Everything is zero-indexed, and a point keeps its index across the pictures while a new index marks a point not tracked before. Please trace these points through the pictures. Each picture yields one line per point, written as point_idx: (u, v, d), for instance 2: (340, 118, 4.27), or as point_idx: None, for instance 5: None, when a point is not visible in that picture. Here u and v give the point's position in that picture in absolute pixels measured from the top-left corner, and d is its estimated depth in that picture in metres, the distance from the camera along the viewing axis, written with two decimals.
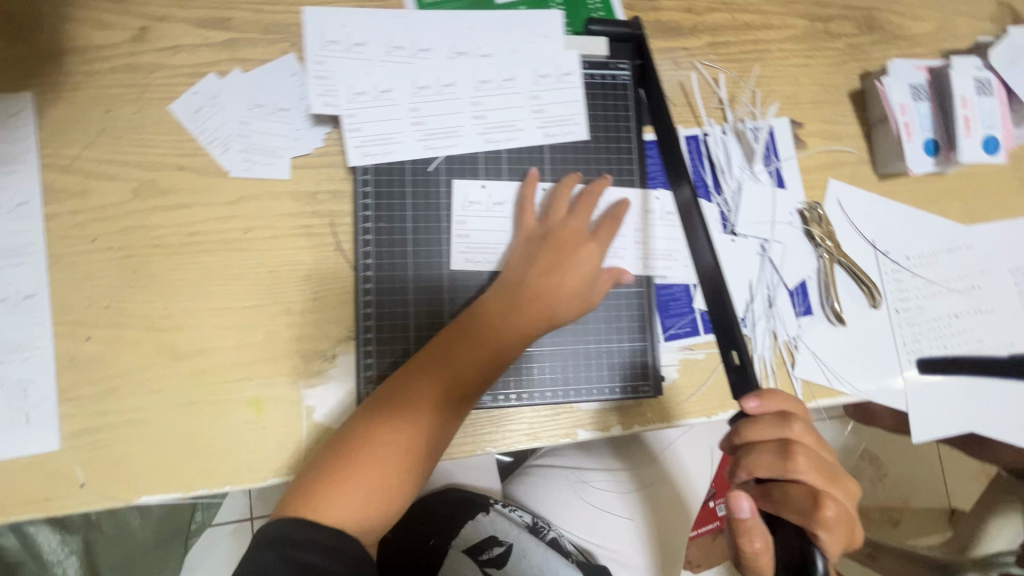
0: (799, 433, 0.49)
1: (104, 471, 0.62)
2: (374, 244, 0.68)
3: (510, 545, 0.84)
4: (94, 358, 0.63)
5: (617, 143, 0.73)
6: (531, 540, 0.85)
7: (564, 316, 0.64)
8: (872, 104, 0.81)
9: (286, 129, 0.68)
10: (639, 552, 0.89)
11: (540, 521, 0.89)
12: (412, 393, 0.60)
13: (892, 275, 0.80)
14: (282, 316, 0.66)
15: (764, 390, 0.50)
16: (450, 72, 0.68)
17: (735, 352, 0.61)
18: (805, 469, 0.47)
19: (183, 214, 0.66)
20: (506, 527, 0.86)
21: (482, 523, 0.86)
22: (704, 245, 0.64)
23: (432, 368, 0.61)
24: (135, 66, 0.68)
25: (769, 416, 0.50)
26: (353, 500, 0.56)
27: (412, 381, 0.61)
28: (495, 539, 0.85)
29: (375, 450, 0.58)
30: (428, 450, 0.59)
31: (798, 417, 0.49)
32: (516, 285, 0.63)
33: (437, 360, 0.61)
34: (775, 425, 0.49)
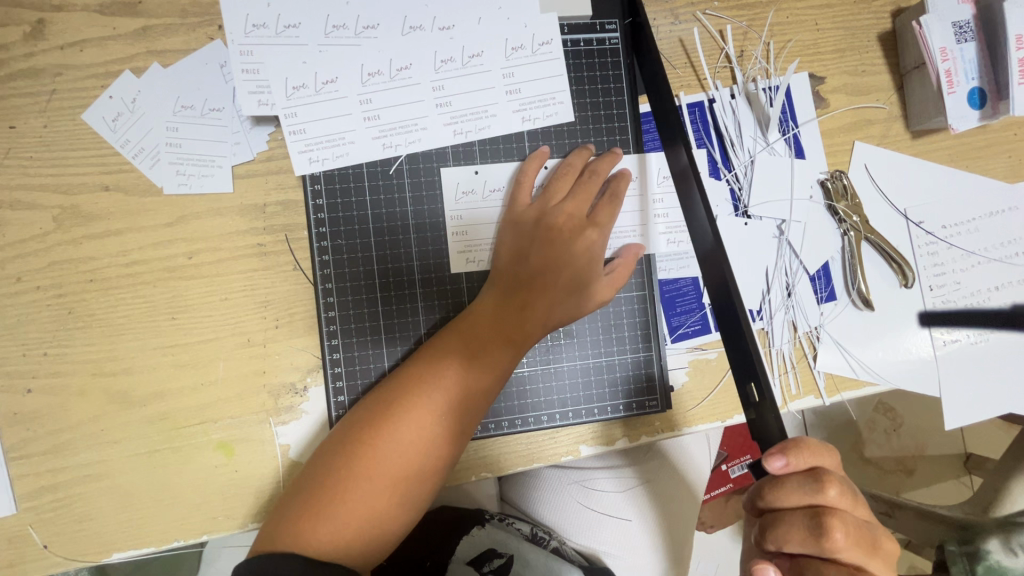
0: (834, 498, 0.45)
1: (67, 532, 0.56)
2: (335, 264, 0.60)
3: (510, 556, 0.78)
4: (38, 412, 0.57)
5: (608, 121, 0.63)
6: (533, 548, 0.79)
7: (563, 314, 0.58)
8: (906, 48, 0.69)
9: (222, 133, 0.59)
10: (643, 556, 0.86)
11: (541, 530, 0.83)
12: (404, 403, 0.53)
13: (925, 247, 0.71)
14: (241, 349, 0.59)
15: (789, 448, 0.45)
16: (404, 53, 0.59)
17: (753, 386, 0.50)
18: (842, 544, 0.44)
19: (116, 242, 0.58)
20: (505, 537, 0.80)
21: (478, 536, 0.80)
22: (703, 216, 0.53)
23: (424, 374, 0.54)
24: (35, 70, 0.57)
25: (798, 477, 0.46)
26: (338, 529, 0.48)
27: (402, 390, 0.53)
28: (494, 551, 0.79)
29: (368, 470, 0.50)
30: (430, 467, 0.52)
31: (832, 482, 0.45)
32: (511, 280, 0.57)
33: (430, 365, 0.54)
34: (806, 491, 0.45)
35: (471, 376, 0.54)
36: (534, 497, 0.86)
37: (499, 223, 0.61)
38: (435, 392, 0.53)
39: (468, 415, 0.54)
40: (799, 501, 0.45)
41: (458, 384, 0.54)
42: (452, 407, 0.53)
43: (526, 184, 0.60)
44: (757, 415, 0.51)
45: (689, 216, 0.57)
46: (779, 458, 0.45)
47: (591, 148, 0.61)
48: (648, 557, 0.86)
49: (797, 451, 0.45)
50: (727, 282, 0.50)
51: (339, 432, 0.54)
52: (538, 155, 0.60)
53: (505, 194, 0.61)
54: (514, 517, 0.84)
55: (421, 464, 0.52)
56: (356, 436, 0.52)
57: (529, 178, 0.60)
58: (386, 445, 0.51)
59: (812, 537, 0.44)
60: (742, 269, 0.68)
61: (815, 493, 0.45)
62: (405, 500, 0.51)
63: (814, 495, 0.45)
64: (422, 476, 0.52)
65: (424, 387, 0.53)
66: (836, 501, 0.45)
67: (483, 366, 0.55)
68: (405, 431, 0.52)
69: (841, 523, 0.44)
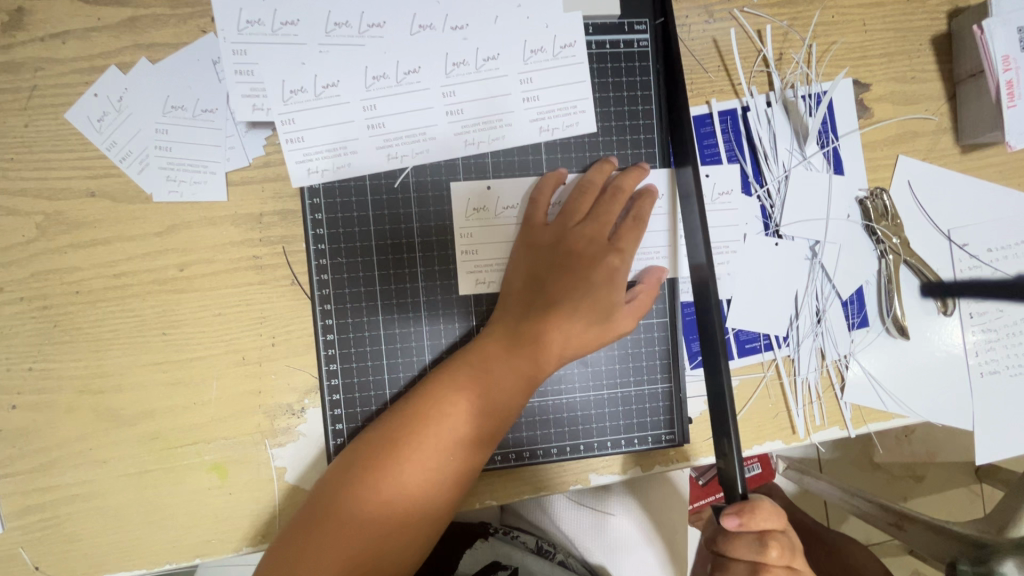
0: (773, 559, 0.48)
1: (56, 552, 0.55)
2: (334, 284, 0.56)
3: (515, 569, 0.73)
4: (24, 429, 0.54)
5: (633, 133, 0.58)
6: (538, 560, 0.74)
7: (582, 346, 0.54)
8: (963, 53, 0.63)
9: (215, 137, 0.54)
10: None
11: (545, 543, 0.78)
12: (408, 441, 0.50)
13: (967, 272, 0.65)
14: (236, 368, 0.56)
15: (744, 511, 0.47)
16: (413, 55, 0.54)
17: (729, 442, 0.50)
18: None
19: (104, 252, 0.54)
20: (510, 550, 0.75)
21: (481, 549, 0.75)
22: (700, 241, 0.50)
23: (430, 410, 0.51)
24: (15, 64, 0.53)
25: (748, 535, 0.49)
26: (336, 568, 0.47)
27: (407, 426, 0.51)
28: (498, 564, 0.74)
29: (369, 511, 0.48)
30: (434, 509, 0.50)
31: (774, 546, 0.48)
32: (526, 308, 0.54)
33: (436, 400, 0.51)
34: (751, 548, 0.49)
35: (480, 412, 0.51)
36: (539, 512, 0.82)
37: (514, 245, 0.57)
38: (441, 430, 0.50)
39: (475, 454, 0.51)
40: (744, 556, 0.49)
41: (465, 421, 0.51)
42: (459, 445, 0.51)
43: (542, 202, 0.55)
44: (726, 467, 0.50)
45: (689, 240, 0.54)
46: (732, 518, 0.47)
47: (614, 162, 0.57)
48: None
49: (750, 518, 0.47)
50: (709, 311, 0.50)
51: (339, 466, 0.51)
52: (555, 174, 0.56)
53: (519, 212, 0.57)
54: (519, 531, 0.80)
55: (424, 506, 0.49)
56: (356, 473, 0.49)
57: (545, 196, 0.55)
58: (388, 485, 0.49)
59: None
60: (770, 292, 0.63)
61: (758, 553, 0.48)
62: (407, 543, 0.49)
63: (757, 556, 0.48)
64: (426, 517, 0.50)
65: (430, 424, 0.50)
66: (775, 561, 0.48)
67: (492, 402, 0.52)
68: (409, 471, 0.49)
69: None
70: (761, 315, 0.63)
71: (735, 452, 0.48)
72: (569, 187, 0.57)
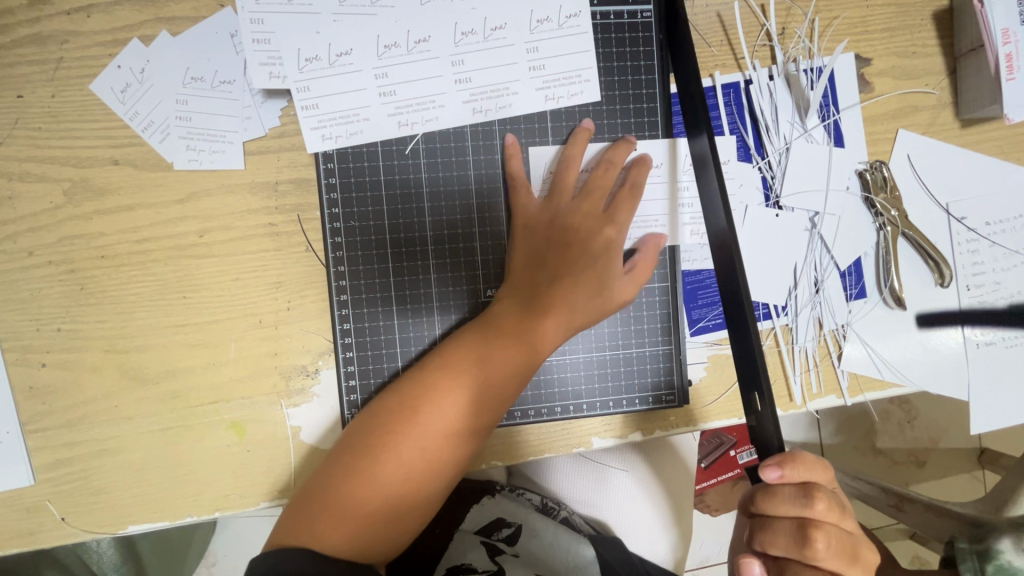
0: (820, 512, 0.46)
1: (85, 504, 0.57)
2: (347, 247, 0.58)
3: (519, 526, 0.76)
4: (53, 387, 0.57)
5: (637, 103, 0.60)
6: (542, 518, 0.76)
7: (585, 316, 0.56)
8: (964, 27, 0.64)
9: (233, 107, 0.57)
10: (659, 531, 0.83)
11: (550, 501, 0.81)
12: (424, 407, 0.53)
13: (965, 244, 0.67)
14: (253, 330, 0.58)
15: (785, 461, 0.46)
16: (422, 24, 0.56)
17: (755, 395, 0.49)
18: (824, 555, 0.45)
19: (127, 219, 0.57)
20: (514, 508, 0.77)
21: (488, 506, 0.78)
22: (718, 202, 0.51)
23: (443, 378, 0.53)
24: (42, 36, 0.55)
25: (790, 487, 0.47)
26: (350, 525, 0.49)
27: (421, 395, 0.53)
28: (503, 520, 0.76)
29: (387, 474, 0.51)
30: (448, 471, 0.53)
31: (820, 497, 0.46)
32: (531, 280, 0.56)
33: (449, 370, 0.54)
34: (795, 502, 0.46)
35: (492, 381, 0.54)
36: (548, 478, 0.83)
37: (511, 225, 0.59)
38: (455, 399, 0.53)
39: (487, 421, 0.54)
40: (787, 511, 0.47)
41: (478, 390, 0.53)
42: (472, 411, 0.53)
43: (527, 183, 0.58)
44: (757, 423, 0.49)
45: (703, 200, 0.54)
46: (773, 469, 0.46)
47: (590, 127, 0.58)
48: (659, 534, 0.83)
49: (791, 467, 0.46)
50: (732, 270, 0.49)
51: (352, 431, 0.54)
52: (519, 153, 0.58)
53: (502, 185, 0.59)
54: (525, 489, 0.82)
55: (439, 468, 0.52)
56: (374, 439, 0.52)
57: (528, 177, 0.58)
58: (407, 448, 0.51)
59: (797, 546, 0.46)
60: (770, 263, 0.65)
61: (802, 506, 0.46)
62: (421, 503, 0.52)
63: (787, 498, 0.47)
64: (437, 477, 0.52)
65: (446, 392, 0.53)
66: (822, 515, 0.46)
67: (504, 371, 0.54)
68: (427, 436, 0.52)
69: (823, 537, 0.45)
70: (761, 285, 0.65)
71: (769, 410, 0.46)
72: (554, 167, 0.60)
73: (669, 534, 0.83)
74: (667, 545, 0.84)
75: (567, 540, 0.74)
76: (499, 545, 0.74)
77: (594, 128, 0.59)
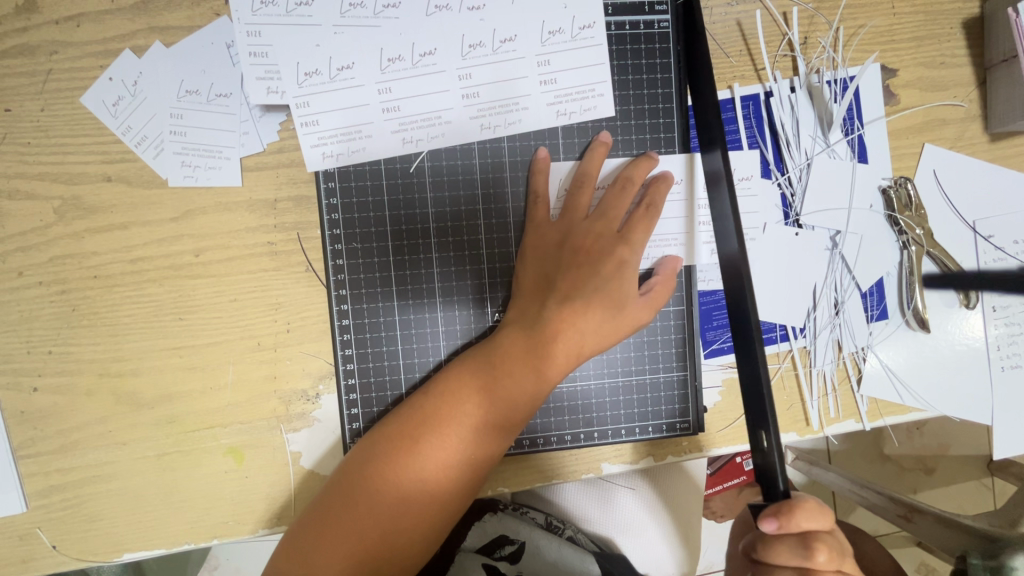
0: (822, 564, 0.45)
1: (78, 531, 0.56)
2: (349, 269, 0.56)
3: (522, 543, 0.73)
4: (45, 411, 0.55)
5: (652, 117, 0.57)
6: (546, 536, 0.74)
7: (598, 339, 0.53)
8: (996, 37, 0.61)
9: (230, 121, 0.54)
10: (667, 553, 0.81)
11: (555, 520, 0.78)
12: (427, 436, 0.51)
13: (991, 264, 0.64)
14: (252, 353, 0.56)
15: (780, 513, 0.44)
16: (428, 36, 0.53)
17: (763, 433, 0.47)
18: None
19: (120, 237, 0.55)
20: (517, 525, 0.75)
21: (490, 523, 0.76)
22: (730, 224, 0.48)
23: (448, 405, 0.51)
24: (30, 47, 0.53)
25: (790, 537, 0.46)
26: (346, 554, 0.48)
27: (424, 423, 0.51)
28: (505, 537, 0.74)
29: (387, 501, 0.49)
30: (450, 503, 0.51)
31: (821, 548, 0.44)
32: (540, 303, 0.54)
33: (454, 396, 0.52)
34: (796, 554, 0.45)
35: (498, 409, 0.52)
36: (555, 498, 0.81)
37: (521, 246, 0.56)
38: (459, 427, 0.51)
39: (492, 449, 0.52)
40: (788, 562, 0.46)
41: (481, 416, 0.51)
42: (478, 440, 0.51)
43: (542, 202, 0.56)
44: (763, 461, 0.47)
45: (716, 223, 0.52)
46: (771, 522, 0.45)
47: (607, 141, 0.56)
48: (667, 556, 0.81)
49: (791, 520, 0.44)
50: (743, 299, 0.47)
51: (354, 456, 0.52)
52: (546, 171, 0.56)
53: (518, 203, 0.57)
54: (529, 507, 0.80)
55: (442, 500, 0.50)
56: (375, 467, 0.50)
57: (542, 196, 0.56)
58: (408, 478, 0.50)
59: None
60: (788, 283, 0.62)
61: (803, 560, 0.45)
62: (422, 533, 0.50)
63: (786, 546, 0.46)
64: (439, 507, 0.50)
65: (450, 418, 0.51)
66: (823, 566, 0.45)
67: (511, 399, 0.52)
68: (429, 464, 0.50)
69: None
70: (779, 306, 0.63)
71: (777, 447, 0.44)
72: (565, 184, 0.57)
73: (676, 555, 0.82)
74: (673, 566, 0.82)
75: (572, 557, 0.72)
76: (500, 565, 0.71)
77: (610, 141, 0.56)
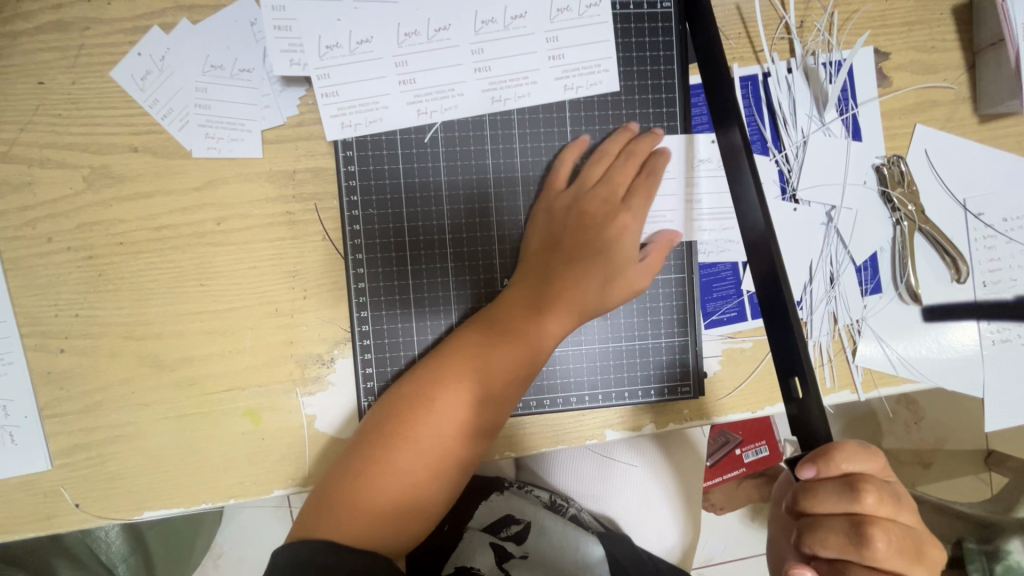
0: (871, 506, 0.44)
1: (100, 489, 0.58)
2: (365, 235, 0.59)
3: (528, 523, 0.75)
4: (70, 372, 0.58)
5: (655, 93, 0.60)
6: (551, 515, 0.76)
7: (604, 300, 0.56)
8: (983, 21, 0.64)
9: (252, 95, 0.57)
10: (671, 527, 0.83)
11: (558, 498, 0.79)
12: (437, 395, 0.53)
13: (981, 240, 0.66)
14: (270, 318, 0.58)
15: (823, 454, 0.45)
16: (443, 12, 0.56)
17: (796, 380, 0.49)
18: (884, 552, 0.43)
19: (145, 206, 0.57)
20: (523, 504, 0.77)
21: (496, 502, 0.77)
22: (753, 196, 0.50)
23: (458, 365, 0.54)
24: (63, 23, 0.55)
25: (832, 483, 0.46)
26: (367, 511, 0.50)
27: (434, 383, 0.53)
28: (512, 516, 0.75)
29: (404, 460, 0.51)
30: (464, 459, 0.53)
31: (868, 489, 0.44)
32: (546, 266, 0.56)
33: (461, 356, 0.54)
34: (841, 498, 0.45)
35: (502, 368, 0.54)
36: (557, 475, 0.82)
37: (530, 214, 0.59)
38: (468, 386, 0.53)
39: (502, 405, 0.54)
40: (833, 504, 0.45)
41: (490, 375, 0.53)
42: (484, 398, 0.53)
43: (563, 172, 0.59)
44: (799, 411, 0.49)
45: (736, 192, 0.54)
46: (809, 467, 0.46)
47: (633, 129, 0.59)
48: (670, 529, 0.83)
49: (827, 461, 0.45)
50: (773, 270, 0.49)
51: (368, 421, 0.54)
52: (576, 145, 0.59)
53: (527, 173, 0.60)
54: (532, 485, 0.81)
55: (455, 456, 0.53)
56: (391, 425, 0.52)
57: (565, 167, 0.58)
58: (423, 437, 0.52)
59: (849, 543, 0.44)
60: (785, 258, 0.65)
61: (853, 504, 0.45)
62: (441, 487, 0.52)
63: (816, 489, 0.46)
64: (457, 462, 0.53)
65: (460, 377, 0.53)
66: (875, 509, 0.45)
67: (516, 359, 0.54)
68: (442, 421, 0.52)
69: (882, 532, 0.44)
70: None
71: (811, 401, 0.46)
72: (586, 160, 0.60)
73: (679, 529, 0.84)
74: (675, 538, 0.84)
75: (575, 538, 0.73)
76: (507, 545, 0.73)
77: (637, 130, 0.59)
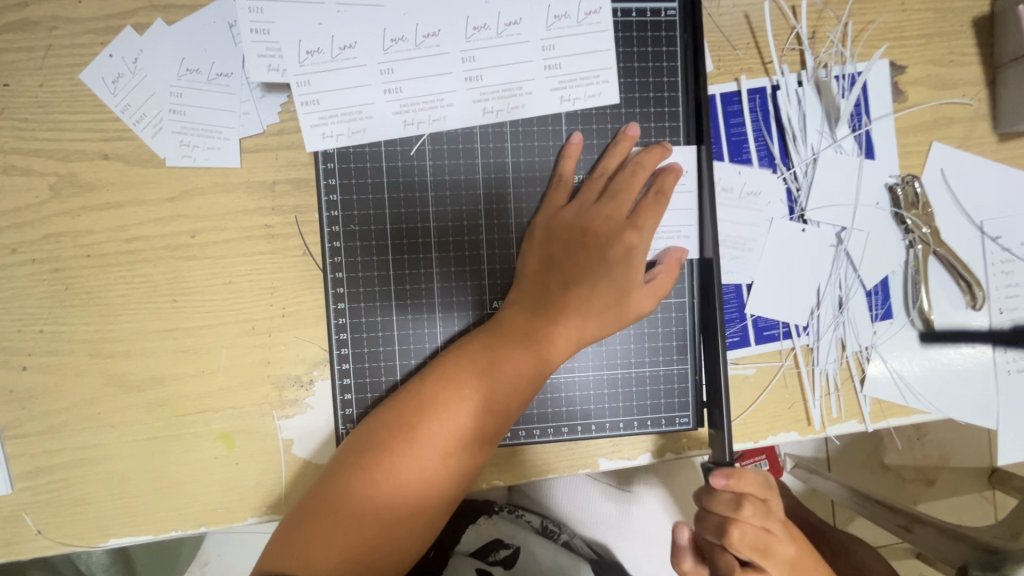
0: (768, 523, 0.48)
1: (63, 515, 0.55)
2: (346, 252, 0.55)
3: (517, 548, 0.72)
4: (34, 391, 0.54)
5: (657, 106, 0.57)
6: (541, 541, 0.73)
7: (603, 324, 0.53)
8: (1006, 34, 0.60)
9: (230, 102, 0.53)
10: None
11: (550, 524, 0.76)
12: (424, 421, 0.50)
13: (998, 265, 0.63)
14: (245, 337, 0.55)
15: (733, 473, 0.48)
16: (432, 18, 0.53)
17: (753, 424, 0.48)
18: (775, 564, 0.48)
19: (115, 216, 0.54)
20: (513, 530, 0.74)
21: (484, 527, 0.74)
22: None
23: (446, 390, 0.50)
24: (31, 22, 0.52)
25: (738, 498, 0.50)
26: (339, 547, 0.46)
27: (421, 408, 0.50)
28: (501, 542, 0.73)
29: (384, 491, 0.48)
30: (447, 493, 0.50)
31: (764, 507, 0.48)
32: (543, 286, 0.53)
33: (450, 380, 0.51)
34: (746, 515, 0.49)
35: (493, 396, 0.51)
36: (551, 500, 0.78)
37: (529, 229, 0.56)
38: (457, 412, 0.50)
39: (490, 435, 0.51)
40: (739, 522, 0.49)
41: (480, 403, 0.50)
42: (472, 428, 0.50)
43: (565, 185, 0.55)
44: None
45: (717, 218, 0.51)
46: (721, 480, 0.49)
47: (634, 134, 0.55)
48: None
49: (740, 479, 0.48)
50: None
51: (346, 448, 0.51)
52: (572, 153, 0.55)
53: (521, 187, 0.57)
54: (524, 510, 0.78)
55: (439, 489, 0.49)
56: (370, 454, 0.49)
57: (567, 179, 0.55)
58: (405, 469, 0.48)
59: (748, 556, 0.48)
60: (791, 282, 0.62)
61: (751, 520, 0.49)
62: (422, 520, 0.49)
63: (732, 515, 0.48)
64: (441, 494, 0.49)
65: (448, 404, 0.50)
66: (771, 526, 0.48)
67: (507, 386, 0.51)
68: (427, 451, 0.49)
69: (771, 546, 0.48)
70: (781, 302, 0.62)
71: None
72: (585, 175, 0.57)
73: None
74: None
75: (566, 565, 0.71)
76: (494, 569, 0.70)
77: (638, 135, 0.56)
